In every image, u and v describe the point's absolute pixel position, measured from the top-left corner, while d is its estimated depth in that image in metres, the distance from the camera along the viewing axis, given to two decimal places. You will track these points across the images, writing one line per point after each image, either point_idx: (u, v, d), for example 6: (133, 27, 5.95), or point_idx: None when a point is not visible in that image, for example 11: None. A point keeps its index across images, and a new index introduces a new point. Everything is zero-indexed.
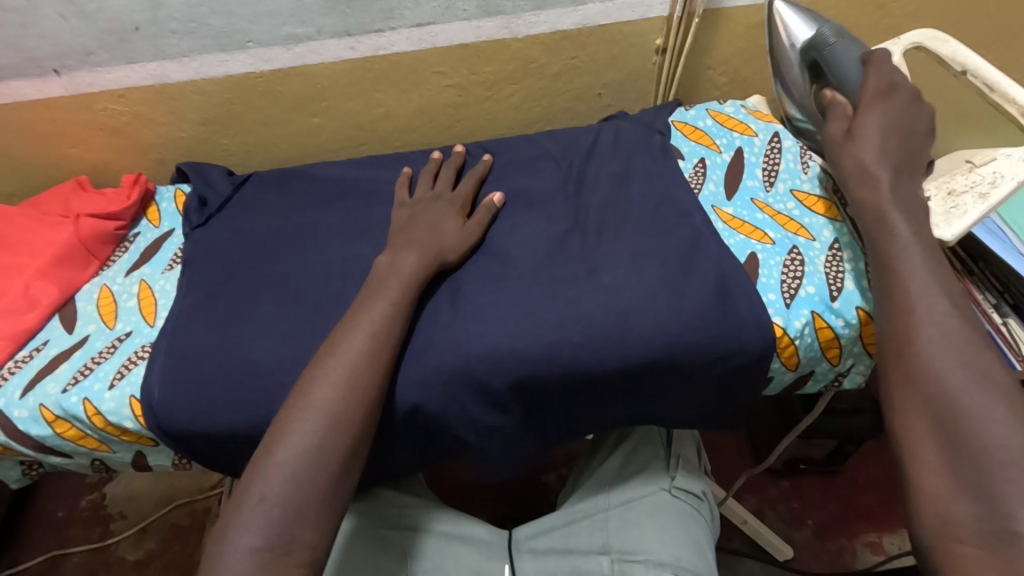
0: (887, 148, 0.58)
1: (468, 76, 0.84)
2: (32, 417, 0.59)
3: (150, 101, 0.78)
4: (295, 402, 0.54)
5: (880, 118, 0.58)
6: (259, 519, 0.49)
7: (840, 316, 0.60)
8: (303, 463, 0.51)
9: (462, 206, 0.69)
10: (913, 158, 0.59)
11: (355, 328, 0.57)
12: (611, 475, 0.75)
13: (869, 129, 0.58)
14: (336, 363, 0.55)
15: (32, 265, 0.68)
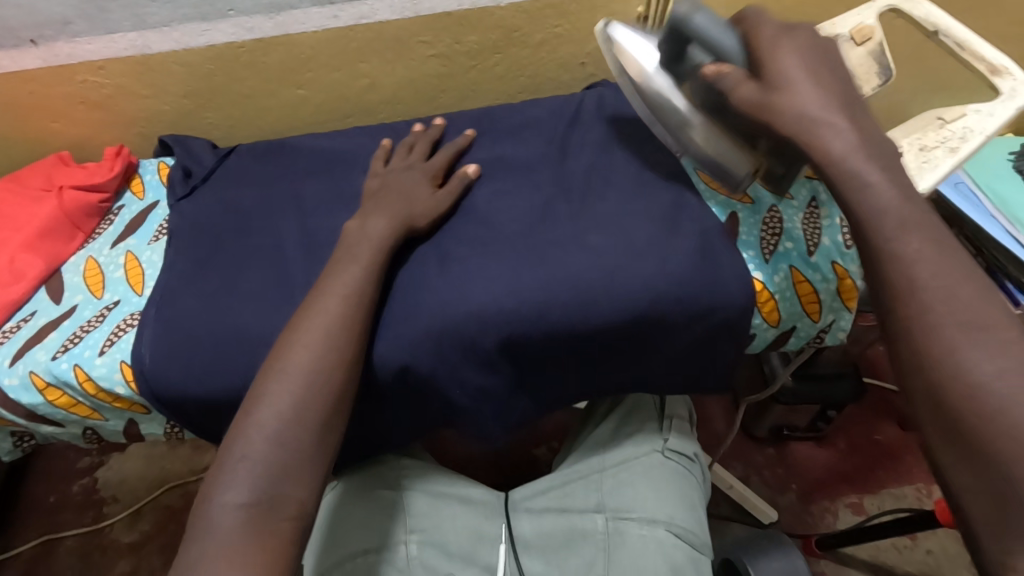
0: (819, 91, 0.53)
1: (452, 45, 0.84)
2: (22, 385, 0.60)
3: (132, 72, 0.78)
4: (273, 366, 0.54)
5: (794, 61, 0.54)
6: (243, 477, 0.48)
7: (817, 270, 0.63)
8: (284, 422, 0.51)
9: (434, 175, 0.70)
10: (850, 90, 0.54)
11: (329, 291, 0.57)
12: (604, 439, 0.77)
13: (789, 77, 0.53)
14: (314, 325, 0.55)
15: (16, 238, 0.68)
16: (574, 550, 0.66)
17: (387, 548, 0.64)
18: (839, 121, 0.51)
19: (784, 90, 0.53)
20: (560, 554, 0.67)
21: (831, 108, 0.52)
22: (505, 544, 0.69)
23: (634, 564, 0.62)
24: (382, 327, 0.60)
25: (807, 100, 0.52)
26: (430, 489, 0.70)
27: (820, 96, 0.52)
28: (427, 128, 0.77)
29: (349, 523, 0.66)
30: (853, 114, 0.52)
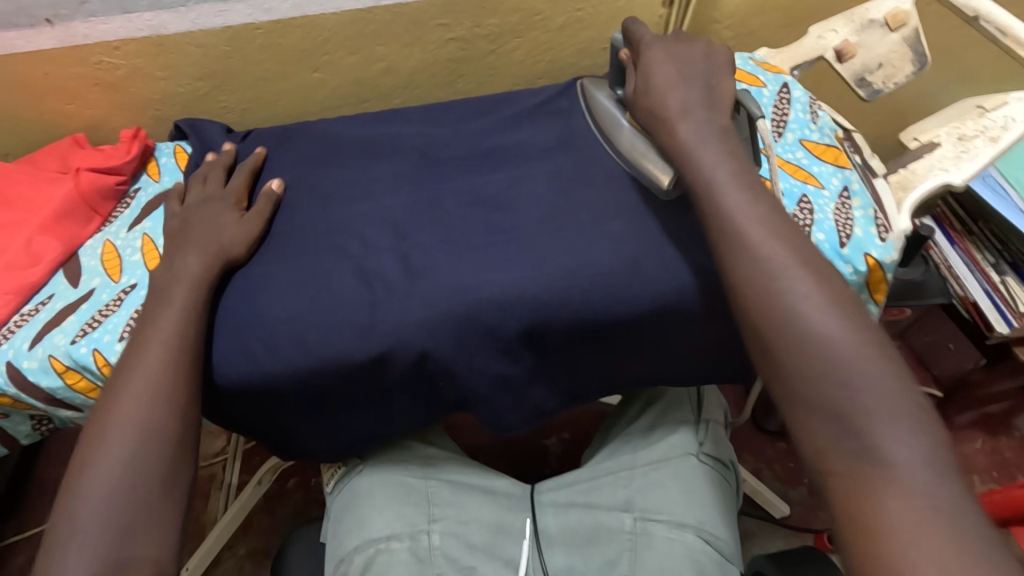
0: (672, 83, 0.61)
1: (471, 28, 0.82)
2: (42, 368, 0.59)
3: (147, 53, 0.76)
4: (100, 429, 0.51)
5: (654, 61, 0.63)
6: (82, 548, 0.46)
7: (849, 264, 0.59)
8: (116, 483, 0.49)
9: (238, 202, 0.66)
10: (703, 88, 0.61)
11: (149, 340, 0.55)
12: (637, 435, 0.76)
13: (648, 80, 0.62)
14: (136, 379, 0.53)
15: (32, 220, 0.67)
16: (598, 546, 0.66)
17: (410, 536, 0.64)
18: (681, 112, 0.59)
19: (642, 90, 0.62)
20: (584, 548, 0.66)
21: (679, 103, 0.60)
22: (528, 538, 0.67)
23: (659, 565, 0.62)
24: (401, 310, 0.59)
25: (658, 94, 0.61)
26: (457, 481, 0.71)
27: (672, 96, 0.60)
28: (217, 157, 0.73)
29: (375, 509, 0.67)
30: (695, 110, 0.60)
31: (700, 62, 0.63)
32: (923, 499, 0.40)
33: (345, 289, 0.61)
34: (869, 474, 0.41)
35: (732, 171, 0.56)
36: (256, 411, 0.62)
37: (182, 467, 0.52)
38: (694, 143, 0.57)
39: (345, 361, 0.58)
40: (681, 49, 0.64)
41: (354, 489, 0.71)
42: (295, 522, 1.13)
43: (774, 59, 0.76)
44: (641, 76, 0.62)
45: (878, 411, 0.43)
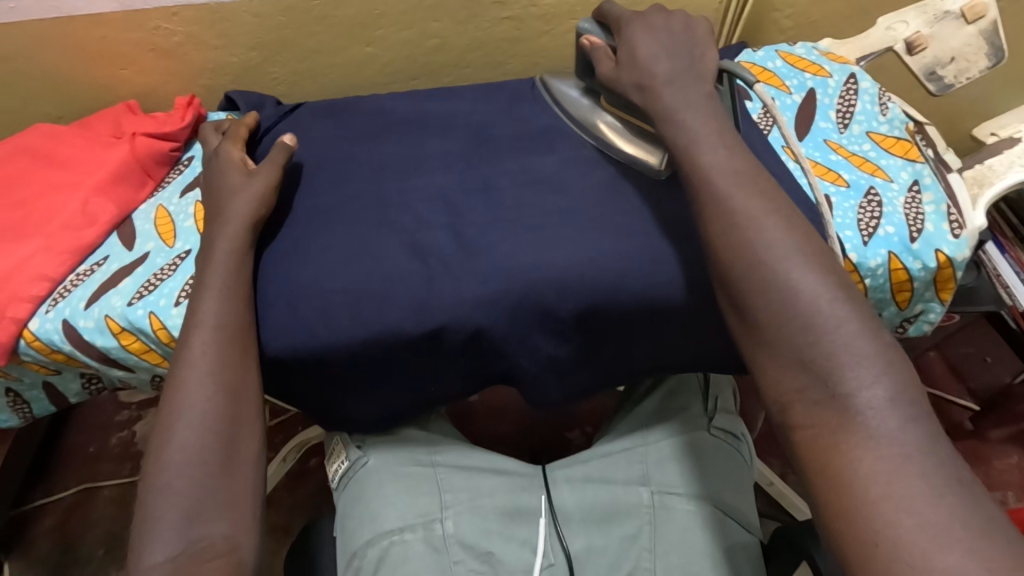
0: (651, 56, 0.59)
1: (527, 7, 0.81)
2: (98, 328, 0.59)
3: (204, 21, 0.76)
4: (164, 414, 0.50)
5: (630, 35, 0.61)
6: (161, 530, 0.44)
7: (917, 259, 0.58)
8: (178, 470, 0.47)
9: (240, 159, 0.65)
10: (688, 55, 0.60)
11: (213, 316, 0.54)
12: (644, 417, 0.74)
13: (632, 53, 0.60)
14: (192, 367, 0.51)
15: (88, 182, 0.68)
16: (617, 522, 0.65)
17: (423, 526, 0.63)
18: (666, 81, 0.58)
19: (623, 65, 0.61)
20: (602, 525, 0.65)
21: (665, 72, 0.58)
22: (545, 517, 0.66)
23: (682, 540, 0.63)
24: (458, 285, 0.58)
25: (643, 64, 0.59)
26: (465, 466, 0.70)
27: (656, 67, 0.59)
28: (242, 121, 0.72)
29: (386, 500, 0.65)
30: (682, 79, 0.58)
31: (679, 32, 0.61)
32: (928, 475, 0.38)
33: (400, 262, 0.60)
34: (870, 452, 0.39)
35: (723, 139, 0.54)
36: (302, 380, 0.62)
37: (247, 448, 0.50)
38: (679, 111, 0.56)
39: (399, 334, 0.58)
40: (663, 19, 0.62)
41: (362, 481, 0.69)
42: (316, 500, 1.13)
43: (840, 49, 0.75)
44: (624, 50, 0.61)
45: (878, 381, 0.42)
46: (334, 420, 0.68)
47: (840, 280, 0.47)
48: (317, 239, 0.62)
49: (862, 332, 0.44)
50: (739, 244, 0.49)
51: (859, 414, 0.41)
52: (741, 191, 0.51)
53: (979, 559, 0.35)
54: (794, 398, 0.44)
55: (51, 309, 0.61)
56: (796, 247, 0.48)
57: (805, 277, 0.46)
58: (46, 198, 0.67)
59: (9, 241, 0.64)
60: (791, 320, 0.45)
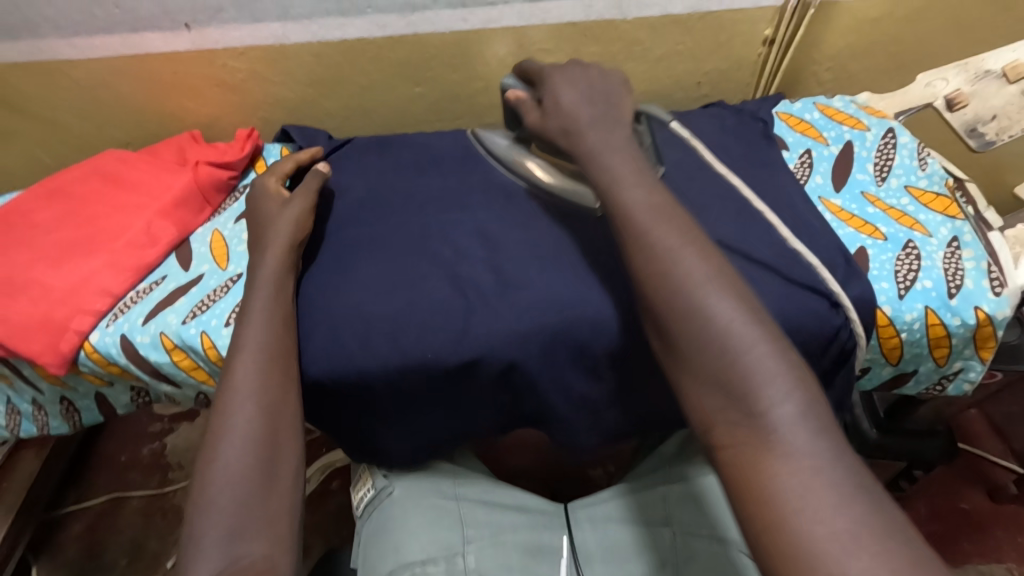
0: (576, 104, 0.59)
1: (571, 54, 0.85)
2: (152, 343, 0.63)
3: (268, 60, 0.82)
4: (214, 431, 0.52)
5: (552, 86, 0.62)
6: (209, 548, 0.45)
7: (956, 315, 0.58)
8: (224, 488, 0.48)
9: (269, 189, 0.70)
10: (604, 101, 0.60)
11: (266, 337, 0.57)
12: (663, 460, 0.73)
13: (555, 100, 0.60)
14: (242, 389, 0.54)
15: (151, 206, 0.72)
16: (637, 560, 0.64)
17: (445, 559, 0.63)
18: (588, 125, 0.58)
19: (551, 113, 0.60)
20: (623, 563, 0.64)
21: (586, 119, 0.58)
22: (567, 558, 0.68)
23: None
24: (492, 319, 0.60)
25: (565, 110, 0.59)
26: (487, 502, 0.71)
27: (581, 112, 0.59)
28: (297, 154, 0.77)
29: (409, 531, 0.66)
30: (602, 123, 0.58)
31: (598, 83, 0.62)
32: (839, 486, 0.37)
33: (437, 293, 0.62)
34: (785, 467, 0.38)
35: (643, 179, 0.54)
36: (342, 404, 0.64)
37: (283, 469, 0.51)
38: (602, 154, 0.56)
39: (436, 364, 0.60)
40: (582, 70, 0.63)
41: (386, 511, 0.70)
42: (337, 522, 1.14)
43: (879, 103, 0.77)
44: (548, 99, 0.61)
45: (789, 396, 0.41)
46: (370, 448, 0.70)
47: (754, 305, 0.46)
48: (362, 267, 0.65)
49: (772, 352, 0.42)
50: (657, 279, 0.48)
51: (774, 430, 0.40)
52: (662, 222, 0.50)
53: (889, 565, 0.33)
54: (718, 418, 0.43)
55: (111, 323, 0.65)
56: (714, 273, 0.47)
57: (720, 301, 0.45)
58: (113, 218, 0.71)
59: (75, 257, 0.68)
60: (712, 343, 0.44)
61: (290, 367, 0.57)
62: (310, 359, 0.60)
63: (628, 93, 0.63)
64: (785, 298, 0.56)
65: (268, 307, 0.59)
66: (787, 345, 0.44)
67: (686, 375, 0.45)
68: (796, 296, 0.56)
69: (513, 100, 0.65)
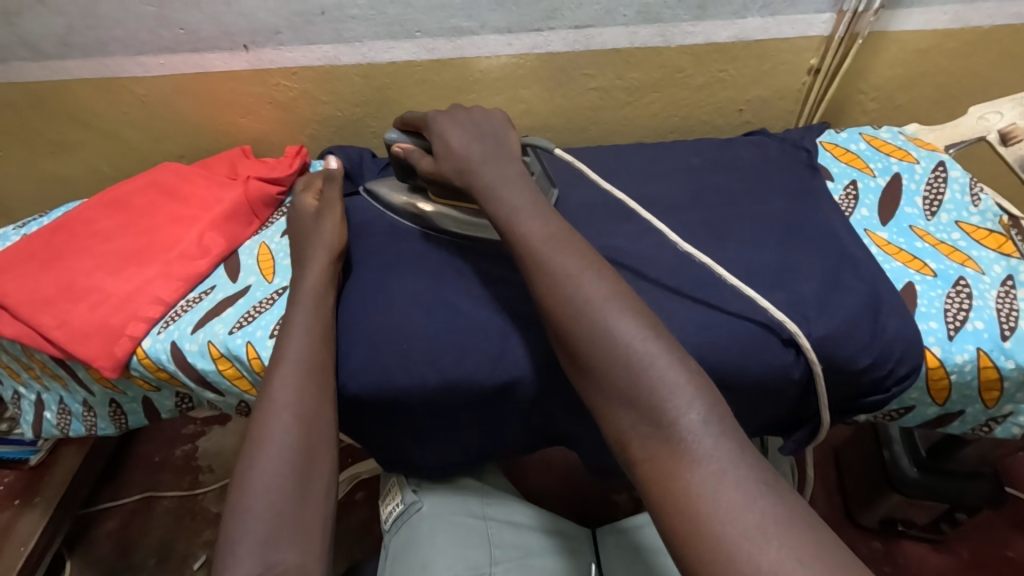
0: (462, 146, 0.61)
1: (613, 80, 0.86)
2: (200, 352, 0.65)
3: (318, 80, 0.85)
4: (256, 438, 0.53)
5: (434, 130, 0.63)
6: (246, 554, 0.46)
7: (1010, 358, 0.56)
8: (265, 499, 0.49)
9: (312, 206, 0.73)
10: (494, 139, 0.62)
11: (308, 353, 0.58)
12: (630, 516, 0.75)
13: (444, 143, 0.62)
14: (283, 399, 0.55)
15: (203, 218, 0.75)
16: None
17: None
18: (480, 163, 0.59)
19: (441, 156, 0.62)
20: None
21: (477, 157, 0.60)
22: None
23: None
24: (529, 341, 0.61)
25: (457, 151, 0.61)
26: (514, 524, 0.71)
27: (471, 152, 0.60)
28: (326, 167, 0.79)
29: (438, 548, 0.66)
30: (494, 160, 0.59)
31: (484, 124, 0.64)
32: (744, 481, 0.37)
33: (476, 314, 0.63)
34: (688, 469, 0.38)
35: (539, 210, 0.54)
36: (378, 420, 0.65)
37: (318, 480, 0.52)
38: (501, 187, 0.57)
39: (472, 384, 0.61)
40: (465, 112, 0.65)
41: (415, 526, 0.70)
42: (358, 535, 1.14)
43: (927, 136, 0.76)
44: (438, 142, 0.62)
45: (694, 402, 0.41)
46: (404, 463, 0.71)
47: (653, 318, 0.46)
48: (402, 284, 0.66)
49: (673, 363, 0.43)
50: (559, 301, 0.48)
51: (684, 439, 0.40)
52: (558, 250, 0.50)
53: (793, 555, 0.33)
54: (630, 434, 0.42)
55: (162, 331, 0.67)
56: (611, 292, 0.47)
57: (621, 320, 0.45)
58: (168, 229, 0.75)
59: (131, 265, 0.71)
60: (616, 361, 0.44)
61: (330, 381, 0.58)
62: (351, 372, 0.61)
63: (513, 130, 0.65)
64: (730, 332, 0.57)
65: (311, 321, 0.60)
66: (684, 353, 0.45)
67: (599, 394, 0.45)
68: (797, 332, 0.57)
69: (400, 152, 0.67)
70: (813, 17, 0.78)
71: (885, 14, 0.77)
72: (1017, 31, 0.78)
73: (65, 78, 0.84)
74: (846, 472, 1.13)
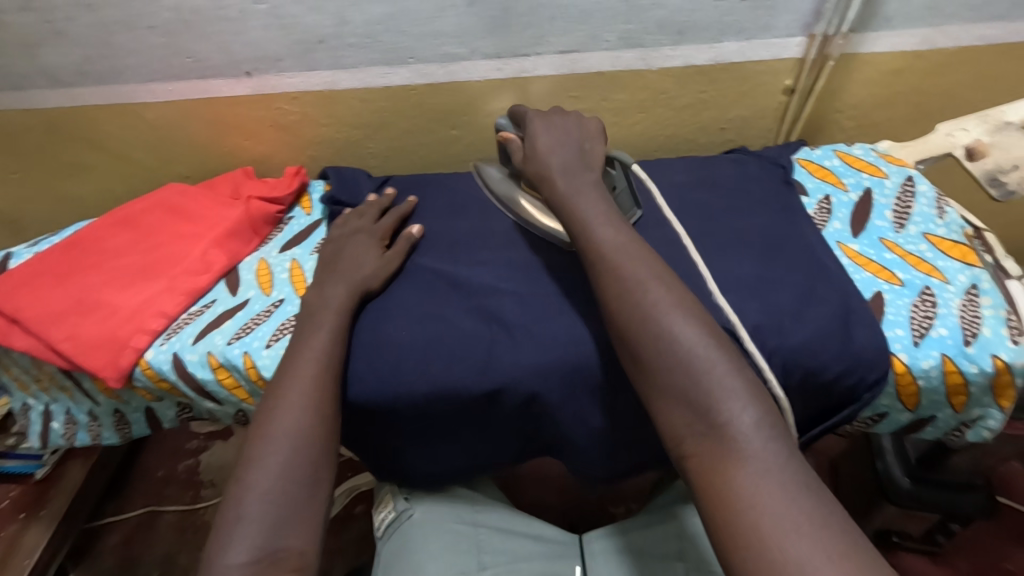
0: (552, 151, 0.64)
1: (599, 102, 0.89)
2: (200, 362, 0.68)
3: (318, 104, 0.89)
4: (263, 431, 0.56)
5: (533, 130, 0.66)
6: (241, 536, 0.49)
7: (974, 363, 0.58)
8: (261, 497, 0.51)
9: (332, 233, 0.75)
10: (582, 149, 0.64)
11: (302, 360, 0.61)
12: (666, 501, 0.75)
13: (534, 144, 0.65)
14: (288, 393, 0.58)
15: (207, 235, 0.79)
16: None
17: None
18: (560, 170, 0.62)
19: (531, 157, 0.64)
20: None
21: (558, 164, 0.62)
22: None
23: None
24: (515, 351, 0.64)
25: (543, 154, 0.63)
26: (506, 531, 0.73)
27: (553, 158, 0.63)
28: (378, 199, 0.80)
29: (429, 554, 0.68)
30: (574, 169, 0.62)
31: (574, 129, 0.66)
32: None
33: (467, 324, 0.66)
34: None
35: None
36: (370, 426, 0.67)
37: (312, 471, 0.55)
38: (573, 199, 0.59)
39: (461, 392, 0.63)
40: (559, 116, 0.67)
41: (407, 533, 0.72)
42: (358, 548, 1.15)
43: (899, 152, 0.79)
44: (528, 144, 0.65)
45: (747, 407, 0.45)
46: (398, 471, 0.74)
47: (718, 329, 0.50)
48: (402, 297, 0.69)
49: (732, 371, 0.47)
50: (630, 305, 0.51)
51: (736, 442, 0.44)
52: (631, 261, 0.54)
53: None
54: (686, 433, 0.47)
55: (165, 342, 0.70)
56: (678, 302, 0.51)
57: (684, 328, 0.49)
58: (173, 247, 0.78)
59: (137, 281, 0.75)
60: (678, 366, 0.48)
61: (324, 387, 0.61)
62: (345, 380, 0.64)
63: (603, 139, 0.67)
64: None
65: (306, 330, 0.63)
66: (744, 365, 0.49)
67: (656, 394, 0.49)
68: (778, 340, 0.59)
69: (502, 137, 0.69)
70: (786, 41, 0.82)
71: (854, 37, 0.81)
72: (984, 52, 0.82)
73: (79, 105, 0.89)
74: (840, 484, 1.14)
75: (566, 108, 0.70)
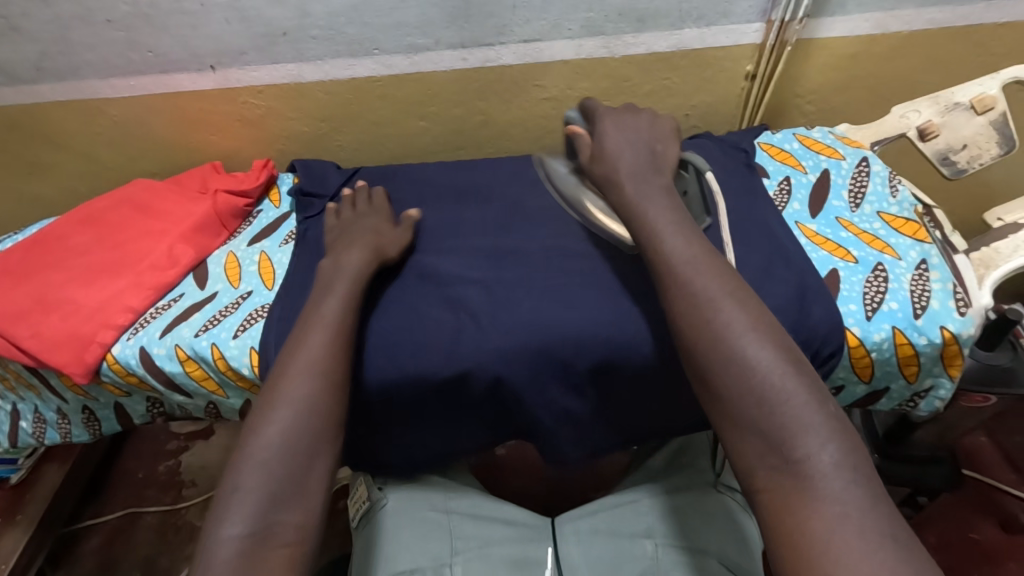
0: (625, 152, 0.64)
1: (565, 91, 0.90)
2: (167, 355, 0.68)
3: (283, 96, 0.89)
4: None
5: (607, 128, 0.66)
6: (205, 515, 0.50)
7: (923, 334, 0.61)
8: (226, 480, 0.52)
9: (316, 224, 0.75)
10: (652, 152, 0.65)
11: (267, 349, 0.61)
12: (653, 472, 0.78)
13: (603, 144, 0.65)
14: None
15: (174, 230, 0.79)
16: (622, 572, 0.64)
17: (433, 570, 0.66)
18: (628, 174, 0.62)
19: (600, 156, 0.64)
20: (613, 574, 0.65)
21: (628, 166, 0.63)
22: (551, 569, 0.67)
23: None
24: (481, 337, 0.64)
25: (614, 156, 0.63)
26: (479, 516, 0.73)
27: (624, 160, 0.63)
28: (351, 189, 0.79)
29: (402, 543, 0.69)
30: (645, 173, 0.62)
31: (647, 131, 0.67)
32: None
33: (435, 311, 0.67)
34: None
35: None
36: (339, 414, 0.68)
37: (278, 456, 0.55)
38: (644, 203, 0.59)
39: (430, 377, 0.64)
40: (632, 116, 0.67)
41: (381, 522, 0.72)
42: (343, 540, 1.16)
43: (856, 134, 0.81)
44: (597, 142, 0.65)
45: (826, 445, 0.44)
46: (369, 459, 0.74)
47: (795, 353, 0.50)
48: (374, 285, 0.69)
49: (810, 404, 0.46)
50: (700, 327, 0.51)
51: (812, 478, 0.43)
52: (704, 273, 0.54)
53: None
54: (761, 467, 0.46)
55: (132, 337, 0.70)
56: (754, 323, 0.51)
57: (761, 349, 0.49)
58: (140, 242, 0.78)
59: (104, 278, 0.74)
60: (752, 393, 0.48)
61: None
62: None
63: (676, 142, 0.68)
64: None
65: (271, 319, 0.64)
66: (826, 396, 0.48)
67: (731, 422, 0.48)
68: None
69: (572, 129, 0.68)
70: (744, 27, 0.84)
71: (810, 22, 0.83)
72: (936, 36, 0.84)
73: (40, 102, 0.88)
74: None
75: (638, 107, 0.70)
